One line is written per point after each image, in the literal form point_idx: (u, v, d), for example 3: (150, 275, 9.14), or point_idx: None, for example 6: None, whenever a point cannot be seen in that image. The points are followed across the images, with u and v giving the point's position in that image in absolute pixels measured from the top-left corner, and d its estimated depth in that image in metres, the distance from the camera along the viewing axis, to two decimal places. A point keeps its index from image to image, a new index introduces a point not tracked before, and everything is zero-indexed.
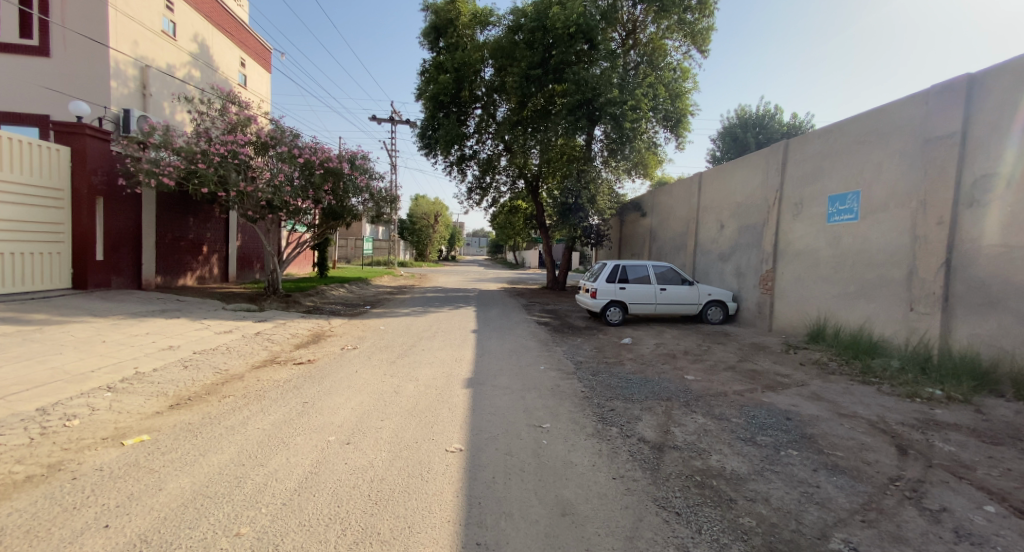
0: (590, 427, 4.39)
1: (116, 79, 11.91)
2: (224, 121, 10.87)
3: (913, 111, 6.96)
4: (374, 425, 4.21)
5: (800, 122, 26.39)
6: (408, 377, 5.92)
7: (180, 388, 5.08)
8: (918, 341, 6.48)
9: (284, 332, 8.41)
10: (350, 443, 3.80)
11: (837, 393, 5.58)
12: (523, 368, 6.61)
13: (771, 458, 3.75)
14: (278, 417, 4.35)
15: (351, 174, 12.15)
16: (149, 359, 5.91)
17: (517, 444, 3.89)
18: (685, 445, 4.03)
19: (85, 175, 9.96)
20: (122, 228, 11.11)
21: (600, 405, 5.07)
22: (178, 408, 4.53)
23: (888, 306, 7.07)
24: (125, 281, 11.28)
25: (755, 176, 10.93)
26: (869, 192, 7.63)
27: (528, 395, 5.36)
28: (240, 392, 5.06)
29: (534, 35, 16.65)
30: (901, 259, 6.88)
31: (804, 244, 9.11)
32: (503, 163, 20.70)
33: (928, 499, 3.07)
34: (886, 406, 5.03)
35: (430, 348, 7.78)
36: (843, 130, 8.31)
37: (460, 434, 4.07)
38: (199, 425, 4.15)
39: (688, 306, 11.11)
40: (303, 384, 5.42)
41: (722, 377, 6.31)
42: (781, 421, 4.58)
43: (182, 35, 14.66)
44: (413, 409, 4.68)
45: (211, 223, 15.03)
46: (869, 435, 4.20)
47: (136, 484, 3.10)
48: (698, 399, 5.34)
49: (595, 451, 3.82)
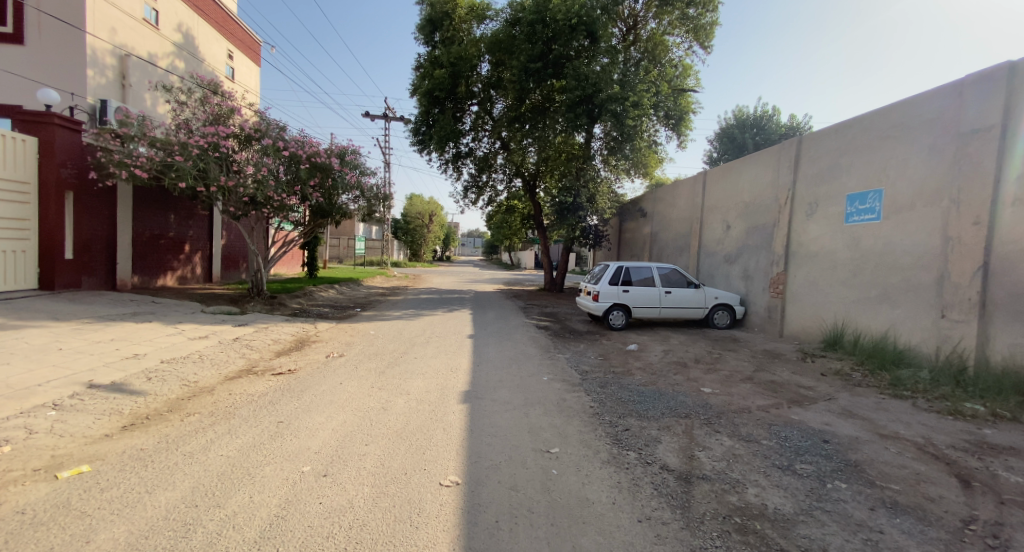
0: (604, 451, 3.86)
1: (93, 68, 11.22)
2: (205, 111, 10.24)
3: (944, 102, 6.52)
4: (357, 451, 3.64)
5: (798, 123, 26.12)
6: (398, 390, 5.35)
7: (139, 404, 4.45)
8: (950, 351, 6.07)
9: (265, 338, 7.80)
10: (329, 475, 3.24)
11: (870, 409, 5.14)
12: (525, 379, 6.07)
13: (818, 492, 3.26)
14: (247, 440, 3.78)
15: (341, 171, 11.53)
16: (108, 371, 5.25)
17: (523, 475, 3.34)
18: (715, 475, 3.51)
19: (54, 166, 9.26)
20: (94, 225, 10.46)
21: (612, 424, 4.54)
22: (132, 429, 3.89)
23: (916, 311, 6.65)
24: (96, 281, 10.61)
25: (765, 173, 10.45)
26: (892, 190, 7.20)
27: (532, 411, 4.81)
28: (208, 409, 4.44)
29: (533, 28, 16.08)
30: (931, 262, 6.45)
31: (820, 245, 8.65)
32: (500, 160, 20.19)
33: (1017, 549, 2.58)
34: (929, 427, 4.62)
35: (424, 356, 7.22)
36: (864, 124, 7.87)
37: (456, 462, 3.51)
38: (153, 450, 3.51)
39: (694, 310, 10.64)
40: (279, 400, 4.84)
41: (741, 389, 5.82)
42: (818, 444, 4.11)
43: (165, 24, 13.96)
44: (402, 431, 4.10)
45: (193, 221, 14.35)
46: (922, 461, 3.80)
47: (61, 534, 2.50)
48: (720, 416, 4.82)
49: (613, 484, 3.29)
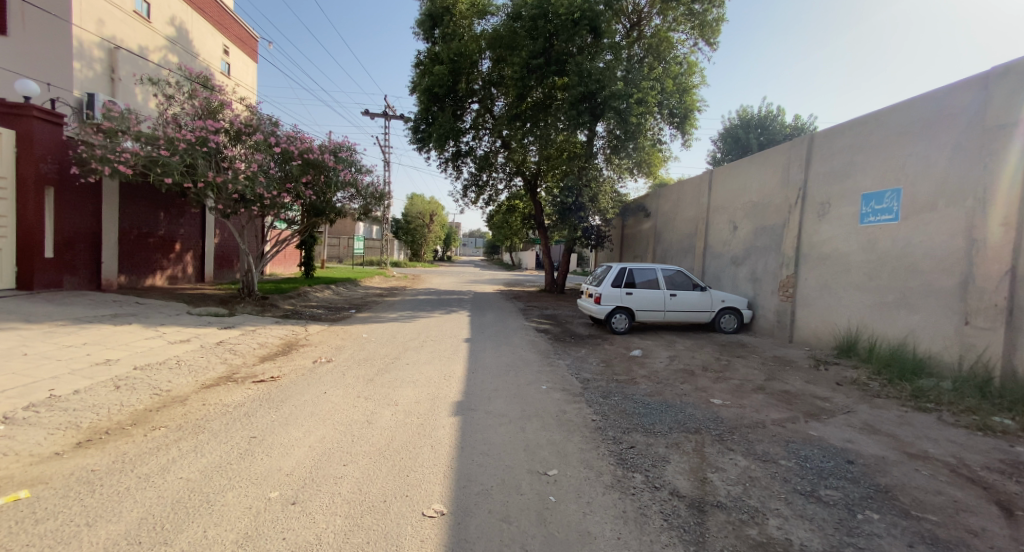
0: (607, 474, 3.49)
1: (80, 61, 10.93)
2: (194, 105, 9.91)
3: (966, 97, 6.17)
4: (333, 474, 3.28)
5: (802, 123, 25.70)
6: (385, 401, 4.99)
7: (100, 417, 4.10)
8: (975, 360, 5.69)
9: (251, 341, 7.45)
10: (298, 503, 2.87)
11: (893, 423, 4.76)
12: (522, 388, 5.71)
13: (848, 524, 2.86)
14: (214, 459, 3.42)
15: (335, 167, 11.20)
16: (73, 379, 4.91)
17: (517, 504, 2.98)
18: (731, 503, 3.13)
19: (33, 161, 8.95)
20: (76, 222, 10.15)
21: (616, 440, 4.17)
22: (86, 446, 3.54)
23: (937, 318, 6.27)
24: (80, 280, 10.31)
25: (774, 172, 10.08)
26: (911, 188, 6.83)
27: (528, 425, 4.45)
28: (176, 422, 4.10)
29: (535, 23, 15.70)
30: (954, 266, 6.08)
31: (832, 247, 8.27)
32: (500, 159, 19.83)
33: None
34: (959, 444, 4.24)
35: (416, 361, 6.86)
36: (880, 120, 7.49)
37: (443, 487, 3.14)
38: (105, 472, 3.16)
39: (700, 313, 10.26)
40: (256, 411, 4.50)
41: (754, 400, 5.44)
42: (842, 465, 3.73)
43: (157, 17, 13.66)
44: (385, 449, 3.73)
45: (185, 219, 14.04)
46: (957, 486, 3.40)
47: None
48: (733, 432, 4.45)
49: (618, 514, 2.91)
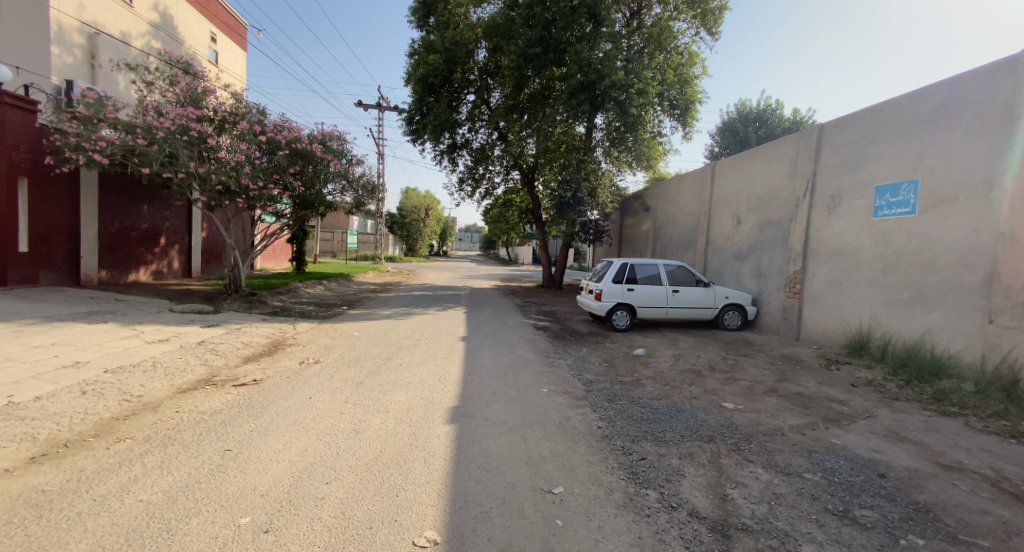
0: (618, 492, 3.15)
1: (57, 45, 10.46)
2: (175, 93, 9.48)
3: (991, 83, 5.83)
4: (314, 494, 2.92)
5: (802, 117, 25.37)
6: (375, 407, 4.63)
7: (60, 428, 3.73)
8: (999, 361, 5.40)
9: (235, 341, 7.06)
10: (272, 532, 2.51)
11: (919, 430, 4.45)
12: (522, 391, 5.36)
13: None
14: (182, 477, 3.07)
15: (324, 158, 10.74)
16: (36, 383, 4.53)
17: (520, 529, 2.64)
18: (758, 526, 2.80)
19: (3, 149, 8.50)
20: (52, 215, 9.70)
21: (625, 451, 3.85)
22: (40, 462, 3.17)
23: (957, 316, 5.98)
24: (57, 276, 9.88)
25: (781, 164, 9.75)
26: (929, 181, 6.52)
27: (530, 434, 4.12)
28: (145, 433, 3.74)
29: (532, 11, 15.21)
30: (977, 262, 5.78)
31: (843, 242, 7.97)
32: (497, 152, 19.40)
33: None
34: (993, 454, 3.93)
35: (410, 362, 6.51)
36: (896, 109, 7.16)
37: (436, 510, 2.80)
38: (58, 493, 2.80)
39: (703, 309, 9.97)
40: (234, 419, 4.14)
41: (767, 404, 5.15)
42: (873, 479, 3.41)
43: (140, 2, 13.11)
44: (373, 464, 3.38)
45: (169, 212, 13.57)
46: (1002, 504, 3.07)
47: None
48: (750, 440, 4.14)
49: (634, 541, 2.57)
